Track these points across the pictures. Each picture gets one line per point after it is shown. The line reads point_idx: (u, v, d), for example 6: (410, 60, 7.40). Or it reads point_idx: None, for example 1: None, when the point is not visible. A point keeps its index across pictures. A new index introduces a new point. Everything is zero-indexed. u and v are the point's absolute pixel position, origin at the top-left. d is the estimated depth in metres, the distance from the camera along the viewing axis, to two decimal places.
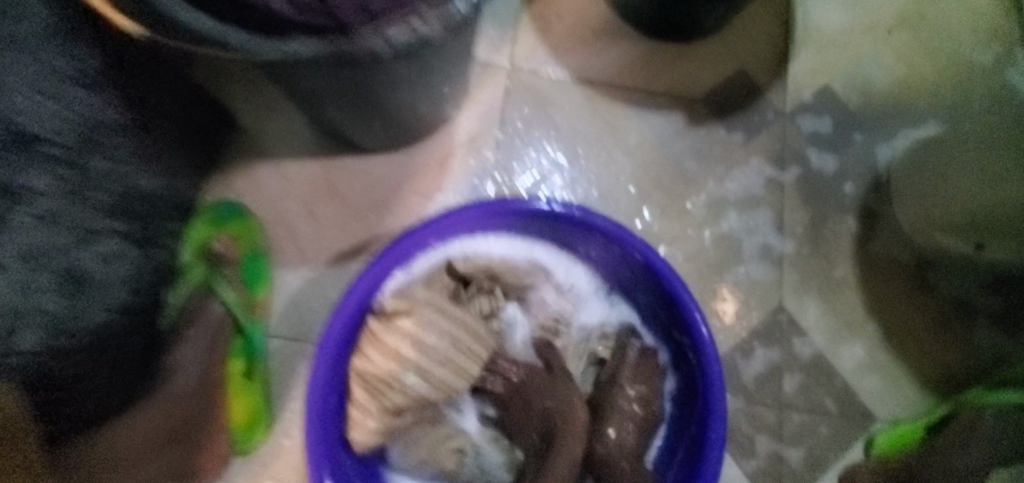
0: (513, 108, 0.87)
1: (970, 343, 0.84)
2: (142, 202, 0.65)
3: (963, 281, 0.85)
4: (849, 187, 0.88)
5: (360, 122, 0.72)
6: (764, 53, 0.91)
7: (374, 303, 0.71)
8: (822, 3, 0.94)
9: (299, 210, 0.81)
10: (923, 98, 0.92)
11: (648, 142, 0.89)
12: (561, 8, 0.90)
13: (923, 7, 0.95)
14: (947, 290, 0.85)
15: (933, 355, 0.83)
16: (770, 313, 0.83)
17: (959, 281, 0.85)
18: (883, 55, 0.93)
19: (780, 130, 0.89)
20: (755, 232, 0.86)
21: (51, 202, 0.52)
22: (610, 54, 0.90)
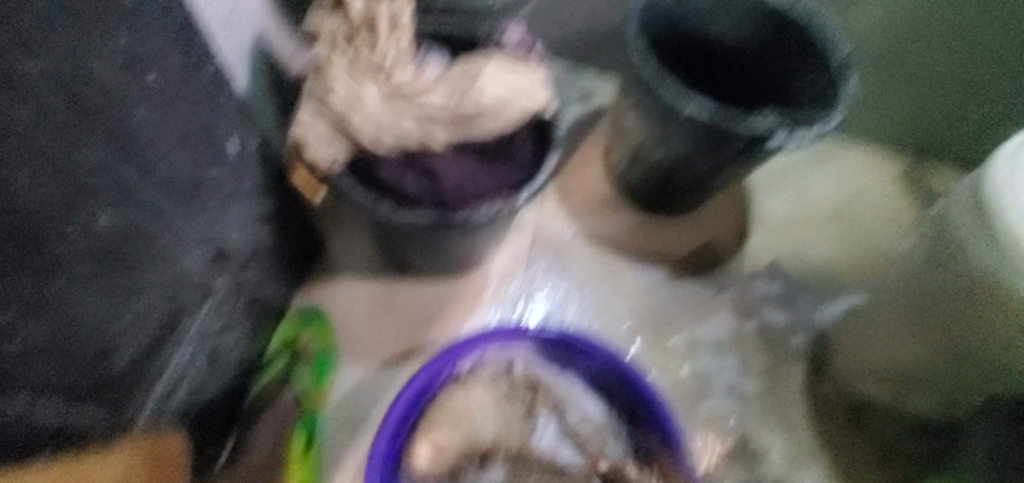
0: (536, 254, 1.13)
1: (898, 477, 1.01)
2: (263, 303, 0.87)
3: (896, 427, 1.04)
4: (798, 339, 1.11)
5: (425, 258, 0.97)
6: (728, 229, 1.20)
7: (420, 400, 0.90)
8: (772, 197, 1.25)
9: (364, 319, 1.02)
10: (852, 273, 1.19)
11: (639, 289, 1.13)
12: (576, 185, 1.21)
13: (850, 203, 1.27)
14: (882, 436, 1.03)
15: None
16: (737, 439, 1.01)
17: (893, 427, 1.04)
18: (821, 238, 1.22)
19: (743, 289, 1.15)
20: (724, 370, 1.06)
21: (221, 299, 0.74)
22: (611, 221, 1.19)
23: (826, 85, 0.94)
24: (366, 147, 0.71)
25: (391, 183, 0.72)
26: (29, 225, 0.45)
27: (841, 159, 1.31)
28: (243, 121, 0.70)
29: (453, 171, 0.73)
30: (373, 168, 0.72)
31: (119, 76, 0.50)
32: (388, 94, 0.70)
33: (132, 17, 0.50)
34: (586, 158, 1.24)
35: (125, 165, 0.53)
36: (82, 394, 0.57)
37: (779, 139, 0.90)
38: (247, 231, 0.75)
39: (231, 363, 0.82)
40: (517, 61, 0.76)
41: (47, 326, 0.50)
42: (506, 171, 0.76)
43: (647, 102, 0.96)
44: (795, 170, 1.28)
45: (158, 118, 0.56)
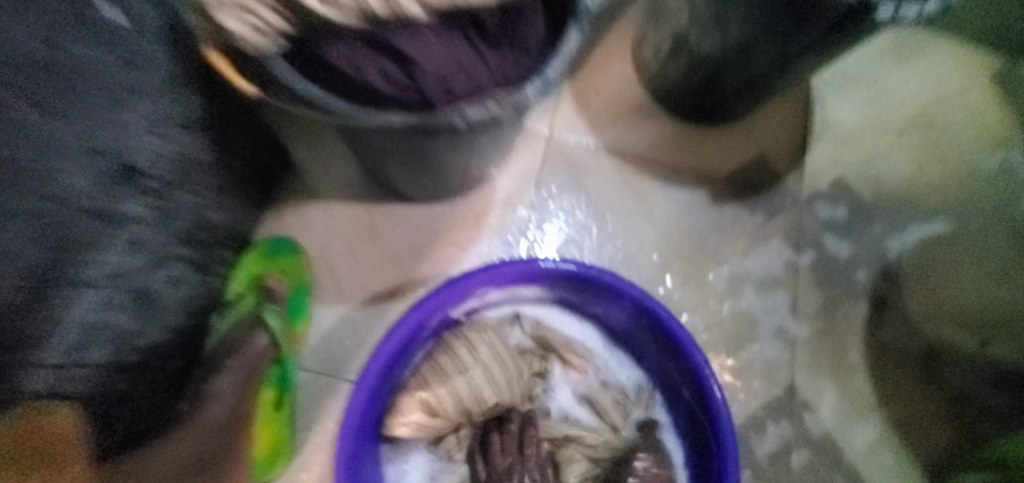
0: (549, 173, 0.93)
1: (966, 433, 0.87)
2: (209, 231, 0.71)
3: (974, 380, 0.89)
4: (861, 274, 0.93)
5: (412, 177, 0.79)
6: (785, 142, 0.99)
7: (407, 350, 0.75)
8: (839, 102, 1.03)
9: (344, 249, 0.86)
10: (931, 196, 0.99)
11: (673, 215, 0.94)
12: (600, 86, 0.99)
13: (934, 110, 1.04)
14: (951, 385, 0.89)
15: (932, 442, 0.87)
16: (784, 390, 0.86)
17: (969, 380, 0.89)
18: (896, 153, 1.02)
19: (800, 215, 0.95)
20: (772, 312, 0.90)
21: (141, 230, 0.57)
22: (642, 131, 0.98)
23: None
24: (309, 17, 0.50)
25: (349, 76, 0.53)
26: None
27: (928, 54, 1.07)
28: None
29: (434, 53, 0.53)
30: (323, 54, 0.53)
31: None
32: None
33: None
34: (611, 51, 1.00)
35: None
36: None
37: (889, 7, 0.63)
38: (164, 139, 0.57)
39: (172, 306, 0.66)
40: None
41: None
42: (507, 55, 0.56)
43: None
44: (869, 68, 1.06)
45: None
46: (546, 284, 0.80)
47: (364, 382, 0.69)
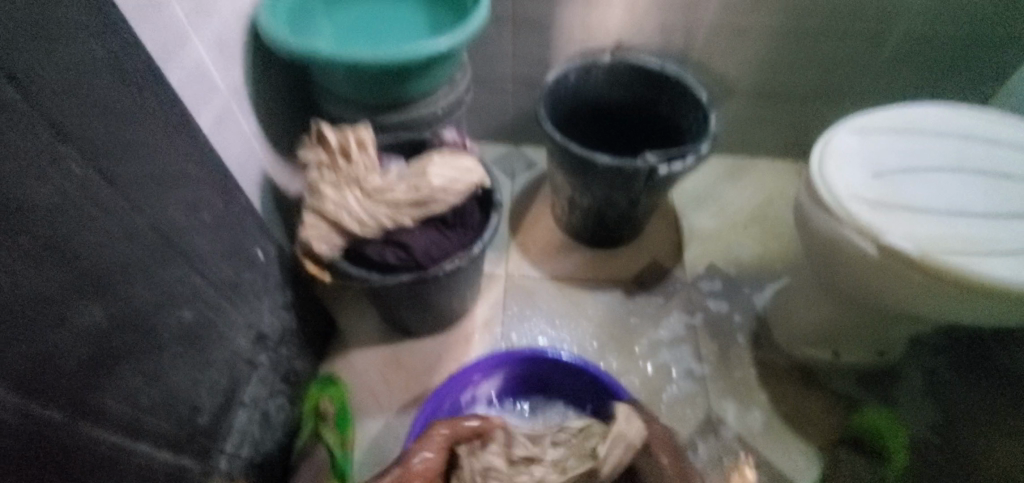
0: (510, 298, 1.37)
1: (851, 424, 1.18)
2: (295, 374, 1.09)
3: (844, 381, 1.23)
4: (740, 322, 1.32)
5: (419, 317, 1.21)
6: (665, 248, 1.46)
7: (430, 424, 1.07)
8: (696, 215, 1.53)
9: (378, 377, 1.24)
10: (777, 262, 1.43)
11: (600, 310, 1.35)
12: (534, 236, 1.48)
13: (762, 207, 1.55)
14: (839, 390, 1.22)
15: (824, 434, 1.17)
16: (704, 414, 1.19)
17: (842, 383, 1.23)
18: (746, 239, 1.48)
19: (687, 292, 1.37)
20: (684, 361, 1.26)
21: (264, 371, 0.96)
22: (568, 259, 1.44)
23: (702, 118, 1.21)
24: (355, 234, 0.96)
25: (378, 259, 0.98)
26: (141, 319, 0.68)
27: (747, 173, 1.63)
28: (263, 234, 0.96)
29: (421, 240, 0.99)
30: (362, 250, 0.98)
31: (186, 217, 0.75)
32: (363, 194, 0.96)
33: (190, 179, 0.76)
34: (538, 214, 1.52)
35: (193, 274, 0.77)
36: (181, 443, 0.77)
37: (666, 168, 1.14)
38: (276, 315, 1.00)
39: (276, 425, 1.02)
40: (455, 153, 1.05)
41: (156, 391, 0.71)
42: (461, 234, 1.03)
43: (563, 161, 1.24)
44: (711, 190, 1.58)
45: (212, 240, 0.81)
46: (518, 367, 1.16)
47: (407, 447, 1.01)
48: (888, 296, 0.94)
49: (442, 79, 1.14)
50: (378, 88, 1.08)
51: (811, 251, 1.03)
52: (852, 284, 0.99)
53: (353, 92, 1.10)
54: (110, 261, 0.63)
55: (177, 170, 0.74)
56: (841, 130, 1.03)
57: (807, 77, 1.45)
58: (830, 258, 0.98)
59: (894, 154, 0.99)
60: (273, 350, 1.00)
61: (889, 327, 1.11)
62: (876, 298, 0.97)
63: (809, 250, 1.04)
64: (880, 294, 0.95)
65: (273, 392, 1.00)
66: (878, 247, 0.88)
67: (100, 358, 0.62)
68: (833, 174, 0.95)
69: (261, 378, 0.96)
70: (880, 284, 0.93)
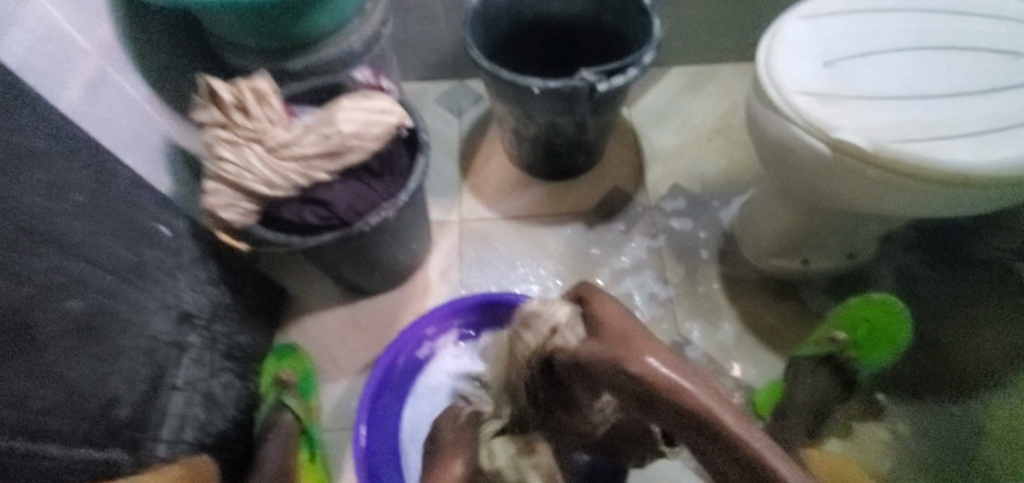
0: (465, 244, 1.30)
1: None
2: (241, 349, 1.05)
3: (816, 289, 1.19)
4: (705, 240, 1.26)
5: (366, 276, 1.15)
6: (625, 173, 1.38)
7: (386, 384, 1.03)
8: (656, 134, 1.44)
9: (334, 341, 1.20)
10: (743, 173, 1.36)
11: (560, 245, 1.29)
12: (486, 176, 1.40)
13: (725, 117, 1.45)
14: (810, 302, 1.18)
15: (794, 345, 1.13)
16: (671, 338, 1.15)
17: (813, 290, 1.19)
18: (710, 153, 1.39)
19: (650, 216, 1.31)
20: (649, 287, 1.21)
21: (198, 350, 0.92)
22: (522, 196, 1.37)
23: (645, 23, 1.11)
24: (267, 197, 0.88)
25: (296, 220, 0.90)
26: (15, 319, 0.61)
27: (710, 81, 1.52)
28: (167, 208, 0.88)
29: (341, 193, 0.91)
30: (279, 212, 0.91)
31: (48, 200, 0.66)
32: (268, 152, 0.87)
33: (51, 156, 0.68)
34: (490, 152, 1.43)
35: (77, 262, 0.70)
36: (100, 439, 0.73)
37: (606, 84, 1.04)
38: (202, 292, 0.94)
39: (226, 401, 0.99)
40: (368, 95, 0.95)
41: (55, 389, 0.67)
42: (386, 183, 0.95)
43: (497, 90, 1.13)
44: (671, 105, 1.48)
45: (92, 223, 0.73)
46: (472, 317, 1.10)
47: (359, 411, 0.97)
48: (846, 196, 0.87)
49: (348, 12, 1.03)
50: (274, 30, 0.97)
51: (765, 153, 0.95)
52: (809, 188, 0.92)
53: (250, 38, 0.99)
54: None
55: (28, 147, 0.64)
56: (789, 19, 0.92)
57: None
58: (783, 159, 0.90)
59: (848, 37, 0.89)
60: (207, 327, 0.95)
61: (854, 226, 1.04)
62: (835, 199, 0.90)
63: (762, 154, 0.96)
64: (836, 194, 0.88)
65: (214, 371, 0.96)
66: (829, 145, 0.80)
67: None
68: (781, 69, 0.86)
69: (195, 357, 0.91)
70: (834, 182, 0.85)
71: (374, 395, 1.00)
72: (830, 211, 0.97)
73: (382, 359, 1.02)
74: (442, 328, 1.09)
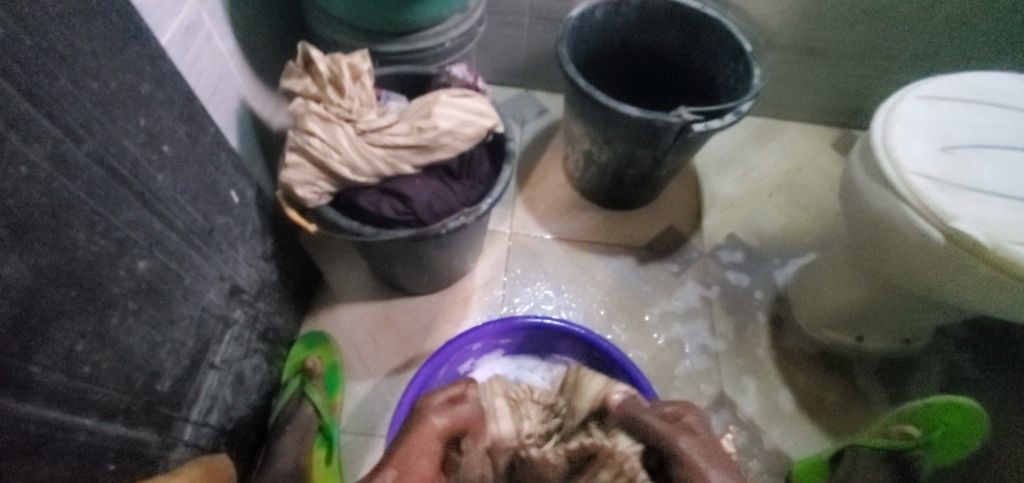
0: (513, 258, 1.26)
1: (873, 414, 1.11)
2: (275, 331, 0.98)
3: (866, 367, 1.16)
4: (759, 298, 1.24)
5: (414, 276, 1.09)
6: (684, 214, 1.35)
7: (434, 378, 0.98)
8: (718, 180, 1.41)
9: (365, 335, 1.14)
10: (801, 235, 1.33)
11: (609, 277, 1.25)
12: (543, 192, 1.35)
13: (790, 174, 1.43)
14: (860, 382, 1.14)
15: (838, 421, 1.10)
16: (714, 393, 1.11)
17: (864, 368, 1.16)
18: (770, 208, 1.37)
19: (705, 262, 1.27)
20: (697, 336, 1.18)
21: (240, 328, 0.85)
22: (577, 219, 1.32)
23: (743, 71, 1.06)
24: (345, 179, 0.83)
25: (370, 208, 0.85)
26: (88, 271, 0.57)
27: (777, 137, 1.50)
28: (240, 172, 0.82)
29: (421, 189, 0.86)
30: (354, 197, 0.85)
31: (140, 149, 0.62)
32: (357, 134, 0.83)
33: (146, 101, 0.63)
34: (549, 168, 1.39)
35: (152, 219, 0.64)
36: (138, 415, 0.67)
37: (702, 125, 1.00)
38: (254, 268, 0.88)
39: (254, 385, 0.92)
40: (465, 92, 0.90)
41: (104, 354, 0.60)
42: (466, 187, 0.90)
43: (582, 109, 1.10)
44: (736, 153, 1.46)
45: (174, 180, 0.68)
46: (524, 336, 1.07)
47: (408, 392, 0.92)
48: (938, 283, 0.84)
49: (454, 4, 0.98)
50: (377, 8, 0.92)
51: (857, 221, 0.92)
52: (897, 267, 0.88)
53: (347, 11, 0.94)
54: (37, 201, 0.50)
55: (130, 90, 0.61)
56: (905, 95, 0.90)
57: (853, 33, 1.30)
58: (878, 233, 0.87)
59: (962, 124, 0.87)
60: (252, 305, 0.89)
61: (920, 314, 1.01)
62: (922, 285, 0.87)
63: (853, 221, 0.93)
64: (928, 279, 0.85)
65: (249, 352, 0.90)
66: (941, 231, 0.77)
67: (27, 322, 0.51)
68: (898, 144, 0.83)
69: (236, 335, 0.85)
70: (928, 265, 0.82)
71: (425, 381, 0.96)
72: (906, 294, 0.94)
73: (423, 368, 0.96)
74: (500, 344, 1.07)
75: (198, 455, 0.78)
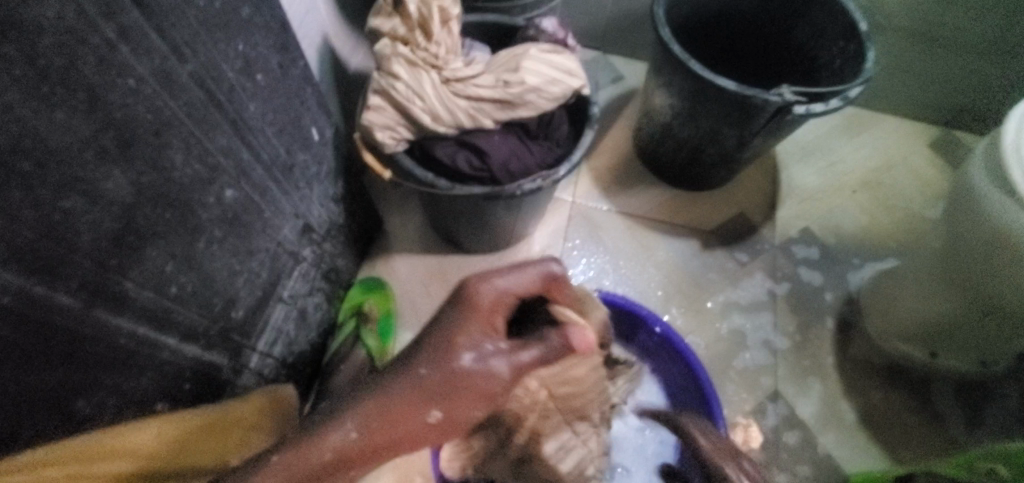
0: (572, 228, 1.22)
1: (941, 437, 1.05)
2: (336, 272, 0.99)
3: (940, 387, 1.09)
4: (829, 299, 1.17)
5: (473, 234, 1.07)
6: (758, 201, 1.27)
7: None
8: (800, 169, 1.32)
9: (418, 288, 1.14)
10: (884, 239, 1.24)
11: (671, 258, 1.21)
12: (609, 163, 1.30)
13: (879, 172, 1.33)
14: (933, 403, 1.08)
15: (906, 448, 1.04)
16: (769, 392, 1.08)
17: (937, 387, 1.09)
18: (853, 206, 1.28)
19: (775, 256, 1.21)
20: (758, 331, 1.14)
21: (306, 267, 0.86)
22: (642, 194, 1.27)
23: (856, 53, 0.97)
24: (425, 128, 0.81)
25: (445, 160, 0.82)
26: (182, 195, 0.57)
27: (870, 130, 1.38)
28: (322, 111, 0.82)
29: (498, 146, 0.82)
30: (430, 148, 0.83)
31: (237, 75, 0.61)
32: (442, 81, 0.80)
33: (245, 24, 0.62)
34: (619, 138, 1.33)
35: (240, 148, 0.64)
36: (214, 338, 0.68)
37: (804, 107, 0.92)
38: (325, 208, 0.88)
39: (314, 323, 0.94)
40: (555, 48, 0.85)
41: (190, 277, 0.61)
42: (543, 149, 0.86)
43: (671, 78, 1.03)
44: (821, 142, 1.36)
45: (264, 110, 0.67)
46: None
47: None
48: None
49: None
50: None
51: (965, 230, 0.83)
52: (1000, 285, 0.80)
53: None
54: (141, 117, 0.50)
55: (233, 12, 0.59)
56: None
57: (982, 21, 1.16)
58: (986, 245, 0.79)
59: None
60: (320, 246, 0.89)
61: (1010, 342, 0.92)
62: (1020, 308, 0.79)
63: (962, 230, 0.84)
64: None
65: (313, 292, 0.91)
66: None
67: (124, 238, 0.51)
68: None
69: (303, 273, 0.85)
70: None
71: None
72: (998, 318, 0.87)
73: None
74: None
75: (262, 383, 0.80)
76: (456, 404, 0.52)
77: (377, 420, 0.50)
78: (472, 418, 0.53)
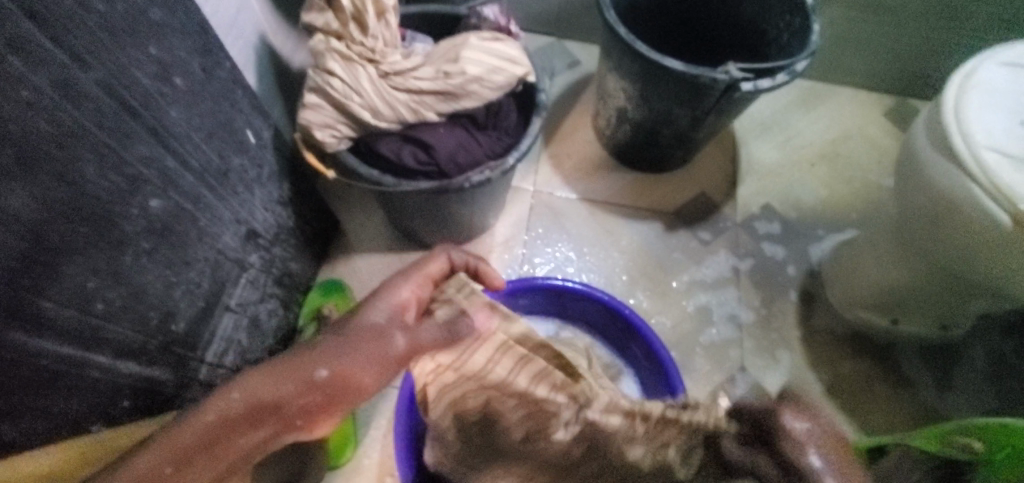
0: (535, 216, 1.21)
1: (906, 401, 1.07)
2: (291, 277, 0.97)
3: (906, 353, 1.11)
4: (791, 272, 1.18)
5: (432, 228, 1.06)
6: (718, 179, 1.28)
7: None
8: (759, 145, 1.32)
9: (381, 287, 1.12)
10: (844, 209, 1.26)
11: (634, 242, 1.20)
12: (569, 150, 1.29)
13: (837, 143, 1.34)
14: (902, 369, 1.10)
15: (874, 415, 1.06)
16: (735, 367, 1.08)
17: (902, 353, 1.11)
18: (812, 179, 1.29)
19: (737, 232, 1.22)
20: (723, 307, 1.14)
21: (255, 274, 0.84)
22: (604, 179, 1.27)
23: (801, 26, 0.97)
24: (366, 123, 0.79)
25: (390, 155, 0.81)
26: (99, 208, 0.54)
27: (826, 103, 1.39)
28: (256, 114, 0.82)
29: (443, 138, 0.81)
30: (374, 144, 0.81)
31: (153, 81, 0.60)
32: (380, 76, 0.79)
33: (156, 27, 0.60)
34: (578, 123, 1.32)
35: (165, 155, 0.62)
36: (153, 353, 0.66)
37: (751, 83, 0.92)
38: (270, 212, 0.86)
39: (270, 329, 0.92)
40: (496, 36, 0.84)
41: (118, 290, 0.59)
42: (492, 138, 0.84)
43: (620, 61, 1.02)
44: (778, 116, 1.37)
45: (187, 115, 0.66)
46: (543, 296, 1.03)
47: None
48: (1008, 274, 0.76)
49: None
50: None
51: (915, 197, 0.84)
52: (950, 249, 0.82)
53: None
54: (42, 130, 0.48)
55: (141, 14, 0.58)
56: (984, 61, 0.81)
57: None
58: (937, 212, 0.80)
59: None
60: (268, 250, 0.87)
61: (966, 303, 0.94)
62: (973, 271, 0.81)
63: (913, 199, 0.85)
64: (994, 270, 0.78)
65: (266, 298, 0.88)
66: (1011, 216, 0.70)
67: (38, 256, 0.49)
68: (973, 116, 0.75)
69: (251, 279, 0.83)
70: (994, 255, 0.75)
71: None
72: (954, 282, 0.88)
73: None
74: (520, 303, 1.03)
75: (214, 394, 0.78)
76: (352, 353, 0.56)
77: (274, 378, 0.53)
78: (365, 381, 0.56)
